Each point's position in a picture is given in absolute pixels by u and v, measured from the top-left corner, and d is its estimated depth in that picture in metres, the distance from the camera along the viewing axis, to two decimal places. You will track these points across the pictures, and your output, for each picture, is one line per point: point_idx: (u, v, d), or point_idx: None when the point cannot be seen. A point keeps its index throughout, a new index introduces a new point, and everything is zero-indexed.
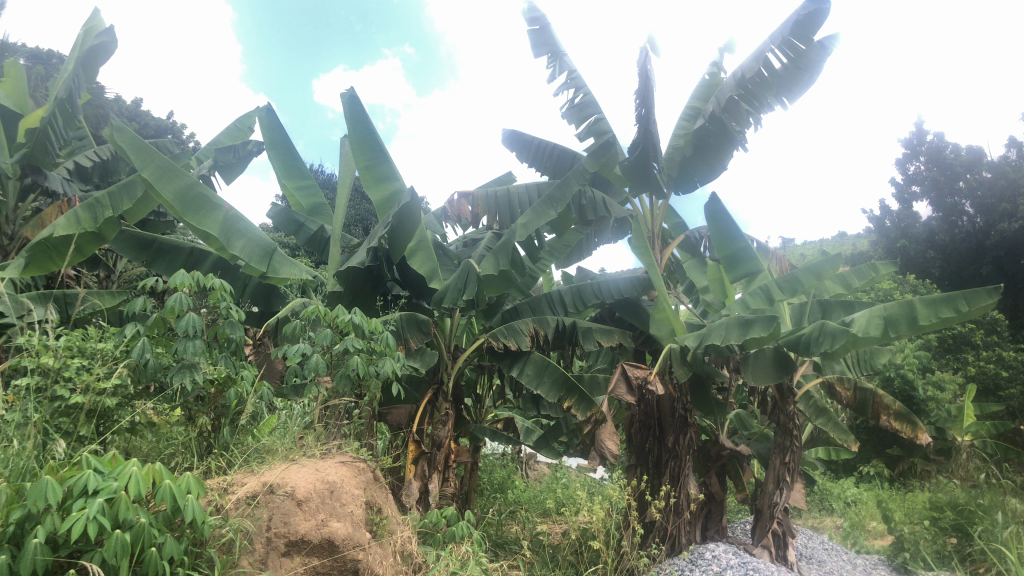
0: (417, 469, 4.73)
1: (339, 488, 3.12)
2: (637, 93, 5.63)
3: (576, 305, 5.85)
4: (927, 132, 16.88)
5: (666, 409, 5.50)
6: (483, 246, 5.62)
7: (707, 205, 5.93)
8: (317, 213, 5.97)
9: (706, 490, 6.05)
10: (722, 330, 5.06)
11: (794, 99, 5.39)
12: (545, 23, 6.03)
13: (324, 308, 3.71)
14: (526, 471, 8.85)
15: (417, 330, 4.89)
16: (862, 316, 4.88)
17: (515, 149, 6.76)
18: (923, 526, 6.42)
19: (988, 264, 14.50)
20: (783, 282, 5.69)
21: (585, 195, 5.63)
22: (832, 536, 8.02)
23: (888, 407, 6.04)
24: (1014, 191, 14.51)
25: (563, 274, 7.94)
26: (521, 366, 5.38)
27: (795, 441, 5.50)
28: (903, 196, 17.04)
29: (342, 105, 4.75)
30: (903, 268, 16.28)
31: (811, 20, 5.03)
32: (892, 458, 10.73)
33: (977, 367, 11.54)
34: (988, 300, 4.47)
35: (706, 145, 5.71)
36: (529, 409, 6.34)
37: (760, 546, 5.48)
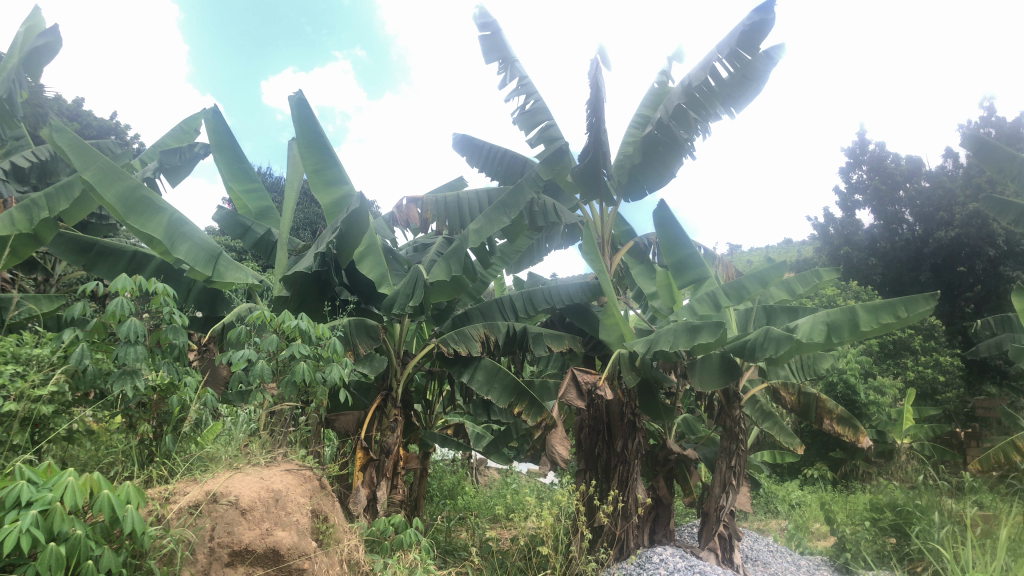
0: (365, 476, 4.69)
1: (284, 496, 3.07)
2: (588, 101, 5.67)
3: (527, 310, 5.84)
4: (869, 141, 17.31)
5: (616, 414, 5.55)
6: (434, 251, 5.59)
7: (656, 212, 6.01)
8: (265, 216, 5.91)
9: (654, 494, 6.11)
10: (671, 336, 5.11)
11: (741, 108, 5.48)
12: (497, 29, 6.03)
13: (270, 313, 3.65)
14: (476, 476, 8.83)
15: (366, 336, 4.84)
16: (806, 322, 4.97)
17: (466, 154, 6.76)
18: (864, 527, 6.57)
19: (926, 271, 14.93)
20: (730, 289, 5.78)
21: (536, 201, 5.64)
22: (777, 537, 8.17)
23: (832, 411, 6.17)
24: (951, 200, 14.96)
25: (514, 280, 7.94)
26: (471, 371, 5.34)
27: (740, 445, 5.58)
28: (846, 204, 17.43)
29: (290, 108, 4.69)
30: (846, 274, 16.66)
31: (757, 30, 5.10)
32: (835, 461, 10.97)
33: (916, 371, 11.87)
34: (926, 307, 4.59)
35: (655, 153, 5.78)
36: (480, 414, 6.32)
37: (706, 549, 5.56)
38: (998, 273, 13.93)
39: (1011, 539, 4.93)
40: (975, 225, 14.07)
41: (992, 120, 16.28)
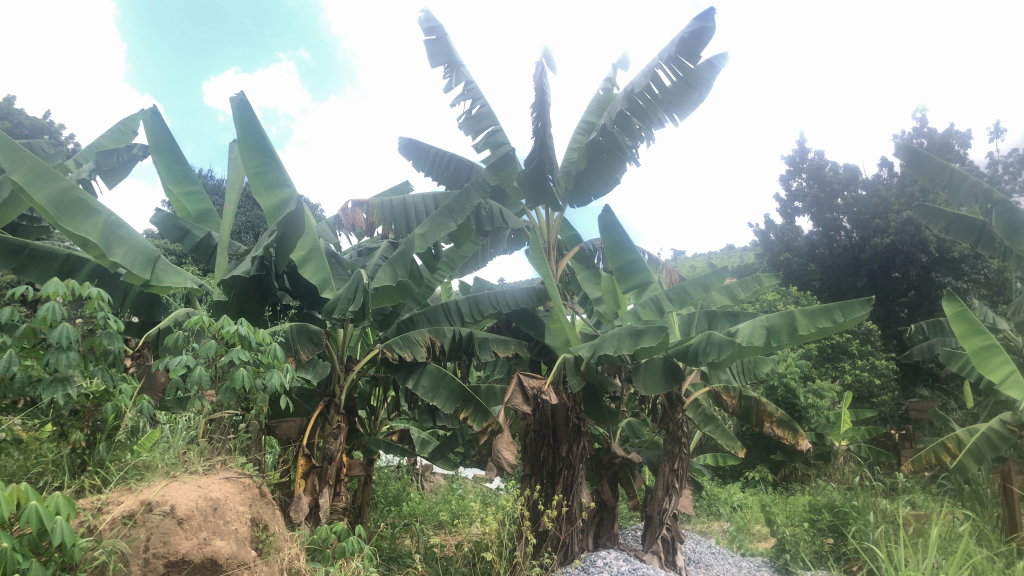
0: (306, 484, 4.61)
1: (222, 505, 3.00)
2: (534, 106, 5.69)
3: (472, 315, 5.82)
4: (809, 150, 17.68)
5: (561, 418, 5.59)
6: (378, 256, 5.53)
7: (601, 217, 6.04)
8: (205, 219, 5.80)
9: (598, 498, 6.15)
10: (615, 340, 5.16)
11: (684, 115, 5.58)
12: (443, 34, 6.02)
13: (209, 318, 3.57)
14: (421, 482, 8.78)
15: (308, 341, 4.76)
16: (746, 327, 5.08)
17: (411, 159, 6.72)
18: (803, 528, 6.71)
19: (863, 277, 15.33)
20: (673, 294, 5.85)
21: (483, 206, 5.64)
22: (719, 539, 8.29)
23: (772, 414, 6.27)
24: (886, 208, 15.38)
25: (460, 284, 7.92)
26: (416, 377, 5.30)
27: (683, 448, 5.65)
28: (786, 211, 17.76)
29: (231, 109, 4.61)
30: (786, 280, 16.99)
31: (697, 38, 5.18)
32: (776, 463, 11.19)
33: (853, 375, 12.17)
34: (862, 312, 4.68)
35: (599, 158, 5.83)
36: (425, 420, 6.30)
37: (649, 552, 5.60)
38: (930, 279, 14.40)
39: (943, 538, 5.09)
40: (909, 232, 14.51)
41: (925, 131, 16.81)
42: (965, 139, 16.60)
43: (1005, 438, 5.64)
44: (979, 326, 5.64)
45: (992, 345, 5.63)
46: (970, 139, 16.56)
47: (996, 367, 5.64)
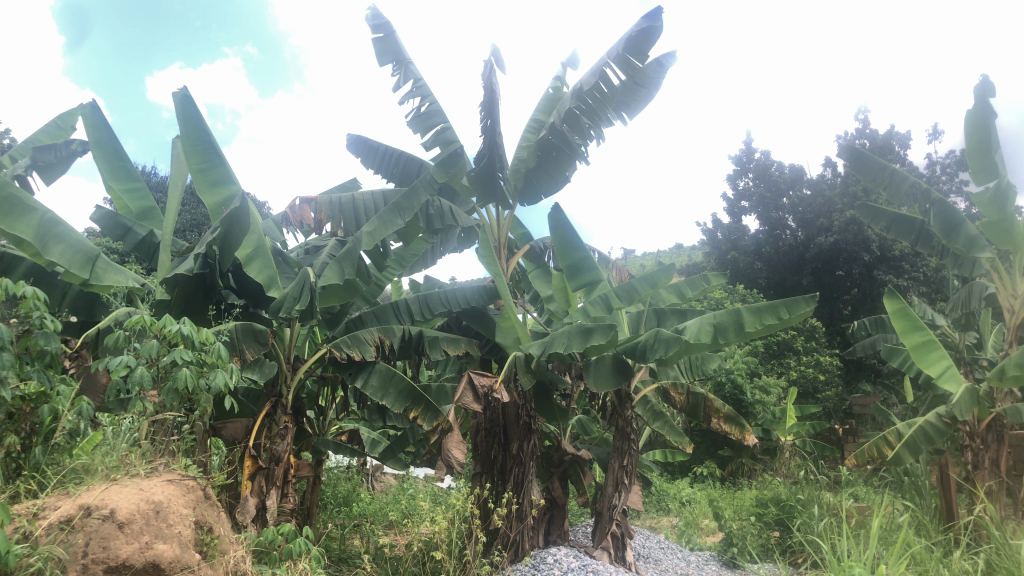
0: (253, 485, 4.54)
1: (165, 508, 2.94)
2: (483, 105, 5.67)
3: (422, 313, 5.79)
4: (755, 150, 17.97)
5: (512, 416, 5.58)
6: (326, 254, 5.47)
7: (550, 215, 6.06)
8: (147, 217, 5.68)
9: (549, 496, 6.17)
10: (565, 338, 5.17)
11: (633, 114, 5.67)
12: (391, 31, 5.98)
13: (150, 317, 3.50)
14: (372, 482, 8.73)
15: (253, 341, 4.69)
16: (694, 324, 5.14)
17: (360, 156, 6.65)
18: (750, 521, 6.83)
19: (807, 275, 15.65)
20: (622, 291, 5.90)
21: (432, 204, 5.61)
22: (668, 534, 8.39)
23: (719, 410, 6.37)
24: (829, 208, 15.72)
25: (409, 283, 7.89)
26: (365, 376, 5.26)
27: (632, 444, 5.71)
28: (733, 211, 18.00)
29: (175, 104, 4.51)
30: (733, 278, 17.24)
31: (644, 37, 5.24)
32: (723, 458, 11.37)
33: (798, 371, 12.41)
34: (806, 309, 4.81)
35: (549, 157, 5.82)
36: (375, 420, 6.26)
37: (599, 548, 5.64)
38: (872, 277, 14.80)
39: (883, 529, 5.25)
40: (852, 231, 14.85)
41: (866, 132, 17.21)
42: (904, 140, 17.06)
43: (940, 431, 5.88)
44: (918, 323, 5.80)
45: (930, 340, 5.80)
46: (910, 140, 17.01)
47: (934, 362, 5.81)
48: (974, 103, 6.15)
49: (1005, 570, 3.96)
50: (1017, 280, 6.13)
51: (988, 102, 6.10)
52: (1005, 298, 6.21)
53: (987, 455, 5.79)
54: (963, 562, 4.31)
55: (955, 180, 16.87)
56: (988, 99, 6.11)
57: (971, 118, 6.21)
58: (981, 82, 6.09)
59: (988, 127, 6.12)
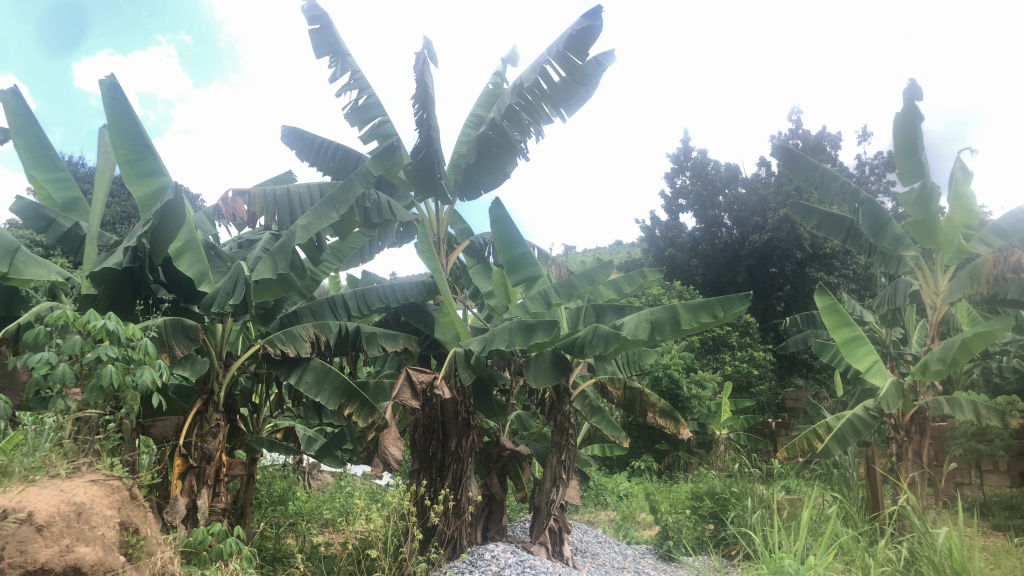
0: (184, 484, 4.44)
1: (87, 509, 2.84)
2: (416, 97, 5.44)
3: (359, 309, 5.72)
4: (692, 149, 18.22)
5: (450, 413, 5.53)
6: (260, 247, 5.34)
7: (491, 210, 6.04)
8: (72, 208, 5.48)
9: (487, 491, 6.16)
10: (505, 334, 5.16)
11: (572, 111, 5.69)
12: (328, 22, 5.88)
13: (73, 312, 3.37)
14: (308, 480, 8.61)
15: (184, 337, 4.57)
16: (631, 320, 5.18)
17: (295, 148, 6.53)
18: (686, 514, 6.92)
19: (742, 272, 15.97)
20: (561, 287, 5.91)
21: (369, 198, 5.54)
22: (605, 528, 8.46)
23: (655, 405, 6.44)
24: (764, 206, 16.05)
25: (347, 278, 7.78)
26: (299, 373, 5.17)
27: (570, 439, 5.72)
28: (670, 208, 18.20)
29: (101, 93, 4.32)
30: (670, 275, 17.43)
31: (585, 35, 5.27)
32: (660, 452, 11.53)
33: (733, 366, 12.63)
34: (740, 307, 4.87)
35: (488, 153, 5.79)
36: (311, 417, 6.17)
37: (537, 543, 5.65)
38: (804, 274, 15.17)
39: (812, 520, 5.38)
40: (785, 230, 15.17)
41: (800, 133, 17.61)
42: (835, 141, 17.50)
43: (867, 424, 6.04)
44: (847, 319, 5.95)
45: (858, 336, 5.96)
46: (840, 142, 17.46)
47: (862, 357, 5.96)
48: (902, 105, 6.33)
49: (925, 558, 4.09)
50: (939, 277, 6.35)
51: (915, 105, 6.29)
52: (928, 295, 6.43)
53: (911, 446, 5.98)
54: (888, 551, 4.43)
55: (883, 181, 17.39)
56: (915, 102, 6.29)
57: (900, 119, 6.39)
58: (909, 85, 6.26)
59: (915, 128, 6.31)
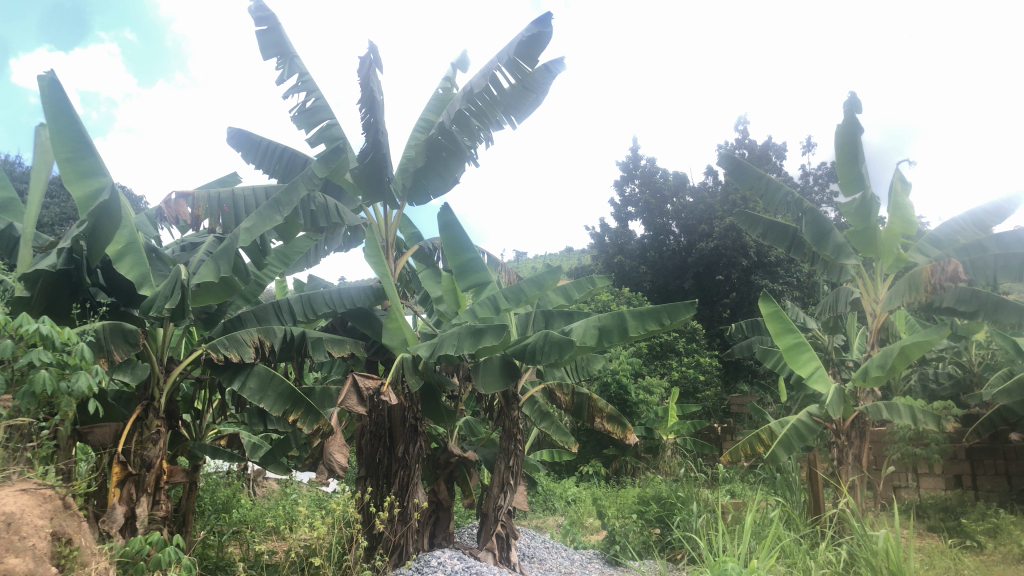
0: (122, 492, 4.34)
1: (17, 520, 2.75)
2: (363, 101, 5.39)
3: (305, 314, 5.64)
4: (641, 157, 18.44)
5: (397, 418, 5.47)
6: (203, 250, 5.24)
7: (440, 215, 6.02)
8: (7, 208, 5.32)
9: (434, 498, 6.12)
10: (455, 339, 5.15)
11: (522, 118, 5.71)
12: (276, 24, 5.80)
13: (4, 316, 3.26)
14: (252, 487, 8.46)
15: (123, 341, 4.46)
16: (579, 327, 5.24)
17: (241, 150, 6.42)
18: (633, 519, 6.98)
19: (689, 279, 16.19)
20: (510, 293, 5.90)
21: (315, 201, 5.48)
22: (553, 533, 8.48)
23: (602, 410, 6.48)
24: (710, 215, 16.31)
25: (294, 282, 7.69)
26: (243, 378, 5.08)
27: (518, 444, 5.72)
28: (620, 216, 18.38)
29: (41, 90, 4.18)
30: (619, 281, 17.60)
31: (535, 42, 5.32)
32: (608, 457, 11.61)
33: (680, 371, 12.79)
34: (686, 315, 4.94)
35: (438, 158, 5.76)
36: (256, 423, 6.08)
37: (484, 549, 5.64)
38: (750, 281, 15.44)
39: (756, 523, 5.46)
40: (731, 237, 15.46)
41: (746, 142, 17.94)
42: (780, 151, 17.86)
43: (810, 429, 6.17)
44: (791, 326, 6.07)
45: (801, 342, 6.08)
46: (785, 152, 17.83)
47: (805, 363, 6.07)
48: (842, 118, 6.49)
49: (863, 560, 4.19)
50: (879, 286, 6.51)
51: (855, 117, 6.45)
52: (868, 303, 6.57)
53: (851, 451, 6.11)
54: (828, 553, 4.53)
55: (826, 191, 17.80)
56: (855, 114, 6.46)
57: (840, 131, 6.55)
58: (848, 98, 6.42)
59: (856, 140, 6.47)
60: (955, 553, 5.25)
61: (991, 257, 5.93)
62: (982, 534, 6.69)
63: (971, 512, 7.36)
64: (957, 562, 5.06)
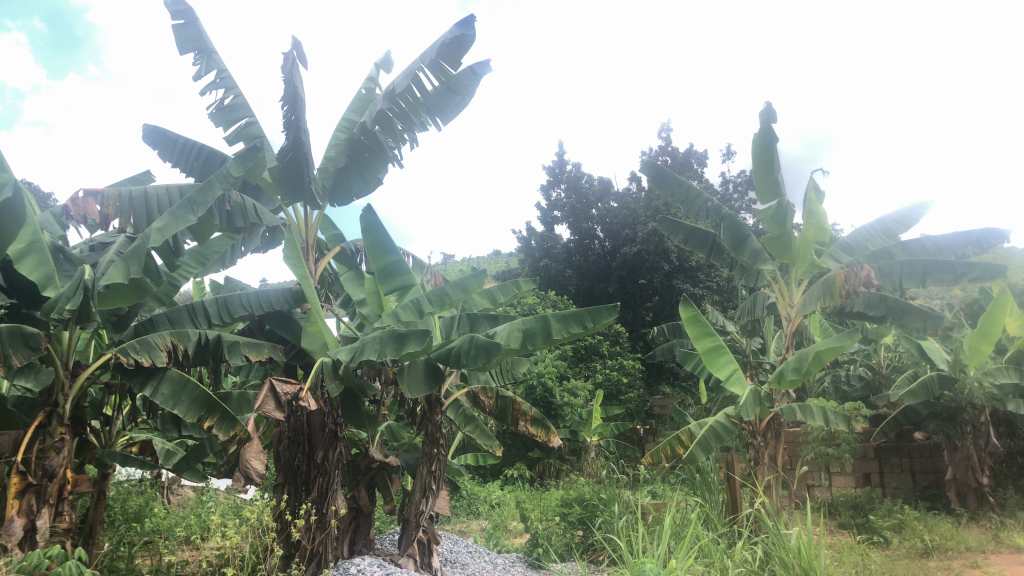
0: (22, 503, 4.14)
1: None
2: (285, 98, 5.25)
3: (221, 317, 5.48)
4: (566, 162, 18.62)
5: (317, 424, 5.33)
6: (113, 251, 5.04)
7: (362, 217, 5.93)
8: None
9: (355, 504, 6.02)
10: (377, 343, 5.08)
11: (446, 120, 5.68)
12: (193, 18, 5.63)
13: None
14: (165, 496, 8.18)
15: (22, 345, 4.25)
16: (503, 329, 5.21)
17: (156, 148, 6.22)
18: (555, 522, 7.01)
19: (613, 283, 16.37)
20: (433, 296, 5.85)
21: (232, 200, 5.34)
22: (476, 537, 8.45)
23: (526, 413, 6.46)
24: (634, 220, 16.57)
25: (211, 284, 7.48)
26: (154, 384, 4.93)
27: (441, 449, 5.67)
28: (546, 220, 18.49)
29: None
30: (545, 284, 17.69)
31: (458, 44, 5.32)
32: (532, 460, 11.63)
33: (603, 374, 12.93)
34: (608, 318, 5.01)
35: (360, 158, 5.68)
36: (169, 430, 5.90)
37: (405, 555, 5.58)
38: (671, 286, 15.72)
39: (676, 524, 5.55)
40: (653, 242, 15.77)
41: (668, 150, 18.30)
42: (702, 159, 18.27)
43: (726, 430, 6.30)
44: (709, 329, 6.18)
45: (719, 345, 6.20)
46: (706, 160, 18.24)
47: (722, 365, 6.20)
48: (759, 127, 6.66)
49: (777, 558, 4.29)
50: (794, 291, 6.67)
51: (770, 127, 6.63)
52: (783, 308, 6.74)
53: (766, 451, 6.24)
54: (744, 552, 4.63)
55: (745, 199, 18.30)
56: (771, 124, 6.63)
57: (757, 140, 6.71)
58: (764, 108, 6.60)
59: (772, 149, 6.64)
60: (863, 548, 5.44)
61: (898, 263, 6.19)
62: (888, 530, 6.94)
63: (879, 509, 7.63)
64: (866, 559, 5.24)
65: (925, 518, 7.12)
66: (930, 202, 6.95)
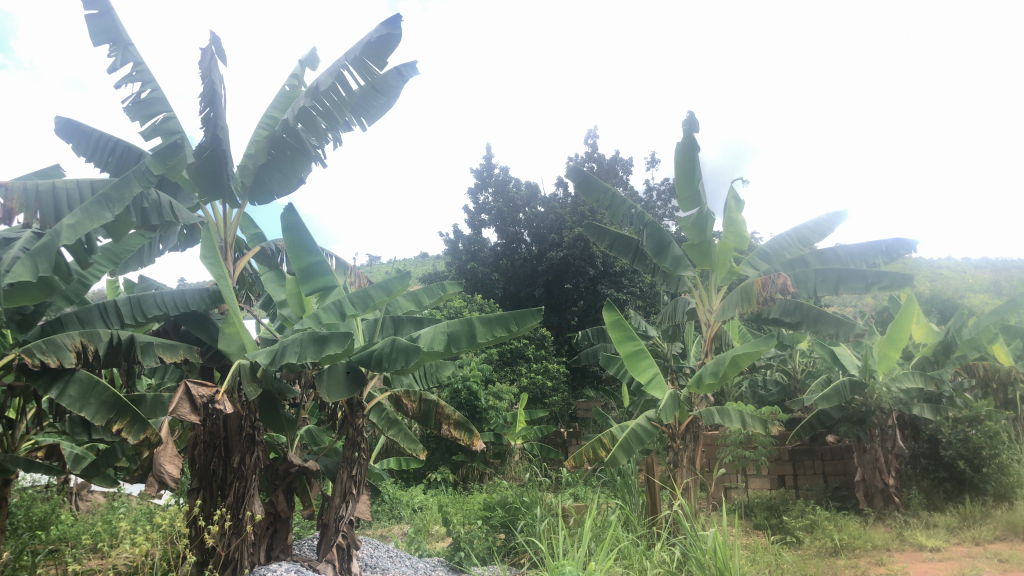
0: None
1: None
2: (203, 95, 5.08)
3: (134, 317, 5.31)
4: (494, 166, 18.70)
5: (233, 427, 5.17)
6: (19, 246, 4.84)
7: (283, 216, 5.80)
8: None
9: (272, 509, 5.89)
10: (297, 346, 4.98)
11: (372, 120, 5.64)
12: (108, 9, 5.45)
13: None
14: (73, 502, 7.89)
15: None
16: (427, 332, 5.16)
17: (68, 141, 5.98)
18: (477, 526, 7.00)
19: (539, 287, 16.45)
20: (357, 297, 5.78)
21: (149, 197, 5.18)
22: (398, 542, 8.37)
23: (449, 417, 6.39)
24: (560, 224, 16.72)
25: (125, 283, 7.24)
26: (61, 386, 4.74)
27: (361, 453, 5.60)
28: (473, 223, 18.50)
29: None
30: (471, 287, 17.68)
31: (384, 43, 5.31)
32: (456, 464, 11.59)
33: (529, 378, 12.99)
34: (532, 321, 5.05)
35: (282, 156, 5.56)
36: (78, 433, 5.70)
37: (324, 561, 5.48)
38: (596, 291, 15.89)
39: (596, 526, 5.61)
40: (579, 247, 15.94)
41: (595, 156, 18.55)
42: (627, 166, 18.57)
43: (647, 432, 6.41)
44: (632, 333, 6.25)
45: (641, 349, 6.29)
46: (631, 167, 18.54)
47: (644, 369, 6.29)
48: (681, 136, 6.79)
49: (694, 559, 4.38)
50: (713, 297, 6.81)
51: (693, 136, 6.76)
52: (703, 313, 6.86)
53: (685, 454, 6.36)
54: (662, 553, 4.70)
55: (668, 206, 18.68)
56: (692, 133, 6.78)
57: (679, 149, 6.84)
58: (686, 118, 6.74)
59: (694, 157, 6.78)
60: (776, 548, 5.59)
61: (813, 272, 6.40)
62: (801, 530, 7.15)
63: (792, 510, 7.87)
64: (778, 558, 5.39)
65: (835, 518, 7.37)
66: (843, 212, 7.21)
